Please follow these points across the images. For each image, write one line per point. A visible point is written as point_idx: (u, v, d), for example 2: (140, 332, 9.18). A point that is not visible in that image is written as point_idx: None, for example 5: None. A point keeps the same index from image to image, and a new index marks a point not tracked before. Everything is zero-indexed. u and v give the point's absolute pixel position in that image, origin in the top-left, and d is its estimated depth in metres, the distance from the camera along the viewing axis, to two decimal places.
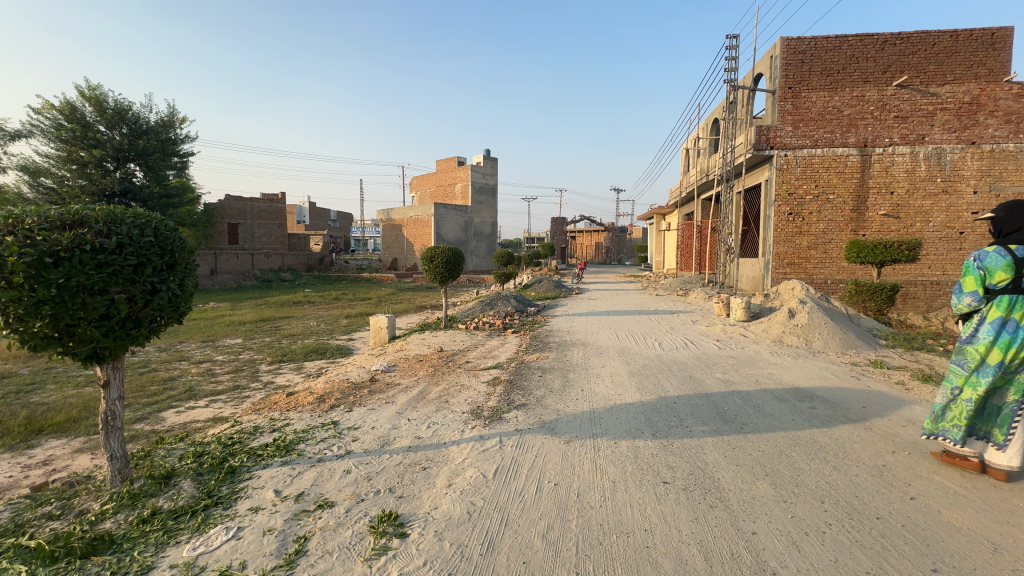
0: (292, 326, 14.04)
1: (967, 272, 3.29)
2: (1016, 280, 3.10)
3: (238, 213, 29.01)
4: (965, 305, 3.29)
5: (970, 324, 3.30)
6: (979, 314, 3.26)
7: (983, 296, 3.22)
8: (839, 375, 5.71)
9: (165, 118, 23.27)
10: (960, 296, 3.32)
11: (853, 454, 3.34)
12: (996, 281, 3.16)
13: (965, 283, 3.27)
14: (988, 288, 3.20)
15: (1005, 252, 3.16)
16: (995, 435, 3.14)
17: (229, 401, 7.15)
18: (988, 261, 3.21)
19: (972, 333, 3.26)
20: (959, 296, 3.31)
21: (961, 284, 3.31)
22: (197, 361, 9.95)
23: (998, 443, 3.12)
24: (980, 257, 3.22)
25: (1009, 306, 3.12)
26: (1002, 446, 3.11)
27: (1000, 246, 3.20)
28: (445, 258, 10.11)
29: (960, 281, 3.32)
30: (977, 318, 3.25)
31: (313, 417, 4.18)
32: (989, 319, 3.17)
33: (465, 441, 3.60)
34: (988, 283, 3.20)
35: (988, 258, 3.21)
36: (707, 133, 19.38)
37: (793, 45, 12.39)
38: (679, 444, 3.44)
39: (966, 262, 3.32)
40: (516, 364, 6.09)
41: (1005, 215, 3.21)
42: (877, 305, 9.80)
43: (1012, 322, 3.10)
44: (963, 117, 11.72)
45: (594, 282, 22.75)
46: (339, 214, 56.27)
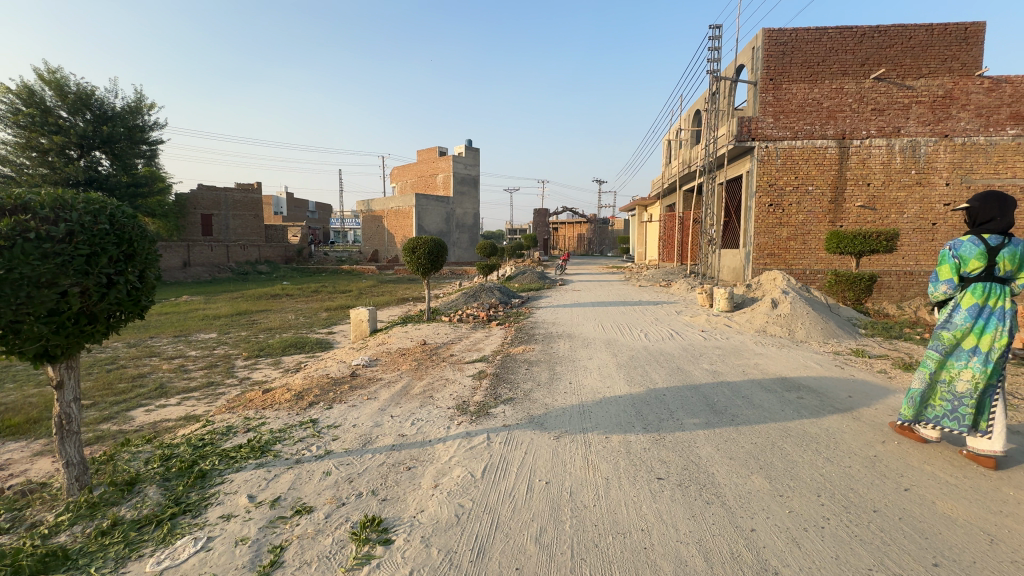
0: (269, 319, 13.65)
1: (943, 261, 3.31)
2: (989, 268, 3.14)
3: (212, 204, 28.44)
4: (941, 292, 3.31)
5: (944, 311, 3.33)
6: (953, 301, 3.28)
7: (957, 284, 3.25)
8: (822, 365, 5.74)
9: (132, 104, 22.29)
10: (936, 285, 3.34)
11: (844, 445, 3.31)
12: (970, 269, 3.18)
13: (941, 271, 3.29)
14: (962, 276, 3.24)
15: (979, 241, 3.19)
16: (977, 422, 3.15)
17: (203, 398, 6.87)
18: (963, 250, 3.23)
19: (947, 319, 3.28)
20: (935, 284, 3.33)
21: (937, 273, 3.33)
22: (169, 356, 9.57)
23: (982, 431, 3.12)
24: (955, 246, 3.24)
25: (985, 293, 3.16)
26: (986, 433, 3.11)
27: (973, 235, 3.23)
28: (427, 249, 9.90)
29: (936, 269, 3.34)
30: (952, 304, 3.27)
31: (291, 415, 3.98)
32: (966, 305, 3.19)
33: (452, 438, 3.46)
34: (962, 272, 3.23)
35: (963, 247, 3.24)
36: (689, 124, 19.42)
37: (774, 37, 12.43)
38: (672, 438, 3.37)
39: (942, 251, 3.34)
40: (502, 357, 5.97)
41: (978, 204, 3.21)
42: (855, 295, 9.97)
43: (987, 308, 3.14)
44: (938, 110, 11.93)
45: (578, 273, 22.77)
46: (318, 206, 55.19)
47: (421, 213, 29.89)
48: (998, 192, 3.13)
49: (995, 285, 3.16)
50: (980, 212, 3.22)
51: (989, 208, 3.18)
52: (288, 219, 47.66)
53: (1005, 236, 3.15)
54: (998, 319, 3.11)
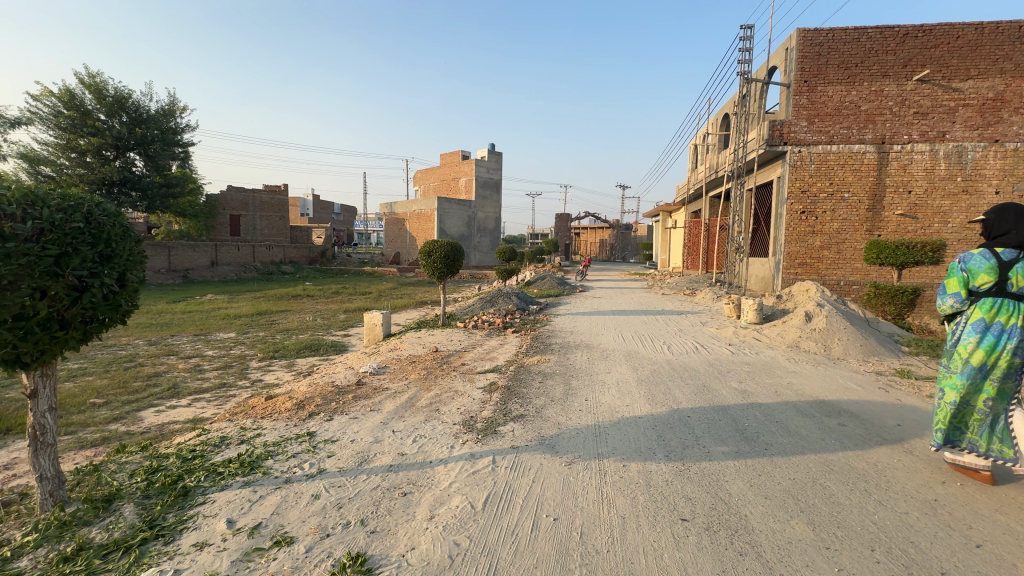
0: (288, 320, 13.67)
1: (952, 273, 3.39)
2: (999, 283, 3.19)
3: (240, 205, 29.08)
4: (949, 306, 3.40)
5: (954, 327, 3.36)
6: (963, 315, 3.33)
7: (966, 297, 3.33)
8: (864, 387, 5.26)
9: (166, 107, 22.91)
10: (945, 298, 3.43)
11: (898, 486, 2.90)
12: (979, 283, 3.25)
13: (949, 284, 3.38)
14: (971, 290, 3.31)
15: (989, 255, 3.25)
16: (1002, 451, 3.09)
17: (213, 400, 6.78)
18: (972, 263, 3.30)
19: (956, 335, 3.31)
20: (944, 297, 3.43)
21: (946, 286, 3.42)
22: (186, 355, 9.61)
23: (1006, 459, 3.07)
24: (964, 259, 3.32)
25: (992, 308, 3.19)
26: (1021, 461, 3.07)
27: (986, 248, 3.30)
28: (444, 252, 9.70)
29: (946, 283, 3.43)
30: (961, 319, 3.33)
31: (288, 427, 3.77)
32: (972, 321, 3.23)
33: (454, 460, 3.19)
34: (971, 285, 3.30)
35: (972, 260, 3.30)
36: (717, 128, 18.83)
37: (809, 37, 11.85)
38: (698, 470, 3.01)
39: (952, 264, 3.42)
40: (515, 368, 5.69)
41: (995, 217, 3.34)
42: (897, 309, 9.32)
43: (995, 325, 3.16)
44: (987, 114, 11.19)
45: (599, 279, 22.29)
46: (343, 209, 56.19)
47: (442, 216, 29.92)
48: (1014, 204, 3.24)
49: (1006, 301, 3.17)
50: (996, 224, 3.33)
51: (1004, 220, 3.29)
52: (314, 220, 48.53)
53: (1019, 250, 3.20)
54: (1006, 336, 3.13)
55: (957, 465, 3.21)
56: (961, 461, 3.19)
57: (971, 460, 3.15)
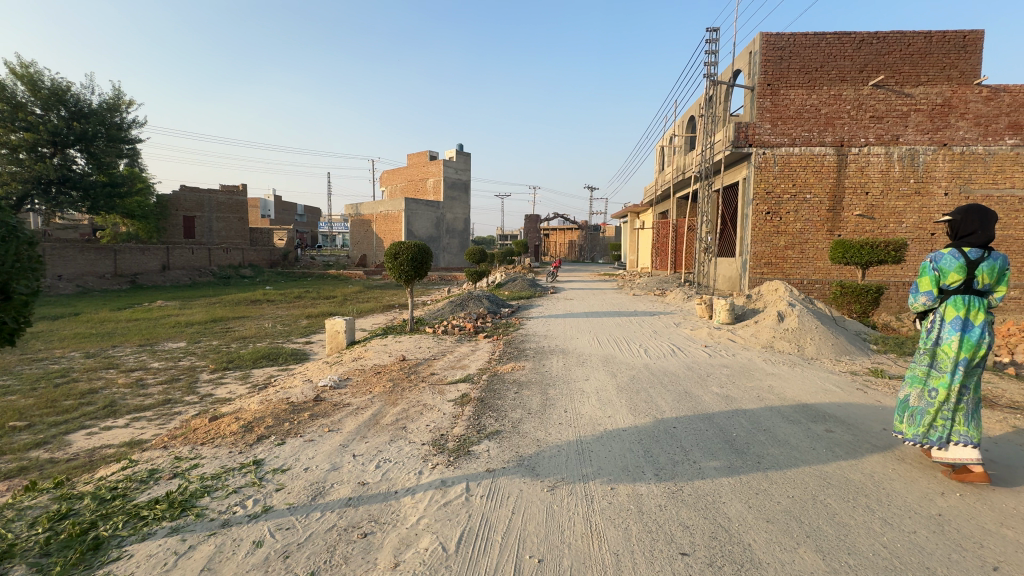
0: (244, 327, 12.84)
1: (923, 273, 3.31)
2: (968, 281, 3.15)
3: (195, 206, 27.60)
4: (921, 304, 3.32)
5: (928, 324, 3.32)
6: (935, 313, 3.28)
7: (937, 296, 3.26)
8: (843, 388, 5.18)
9: (109, 101, 21.36)
10: (916, 296, 3.35)
11: (899, 500, 2.73)
12: (949, 281, 3.19)
13: (920, 283, 3.30)
14: (942, 288, 3.24)
15: (959, 254, 3.19)
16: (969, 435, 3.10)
17: (155, 420, 6.13)
18: (942, 263, 3.24)
19: (932, 333, 3.25)
20: (915, 295, 3.34)
21: (917, 285, 3.34)
22: (128, 368, 8.79)
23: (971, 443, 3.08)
24: (935, 258, 3.24)
25: (964, 306, 3.16)
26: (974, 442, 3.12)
27: (954, 248, 3.24)
28: (411, 255, 9.25)
29: (916, 282, 3.34)
30: (935, 317, 3.27)
31: (230, 455, 3.31)
32: (949, 319, 3.18)
33: (423, 489, 2.82)
34: (942, 284, 3.24)
35: (943, 259, 3.24)
36: (684, 131, 19.07)
37: (772, 41, 12.05)
38: (691, 490, 2.76)
39: (922, 263, 3.34)
40: (488, 377, 5.34)
41: (960, 218, 3.23)
42: (862, 308, 9.49)
43: (970, 322, 3.14)
44: (936, 119, 11.62)
45: (570, 280, 22.17)
46: (307, 210, 54.54)
47: (410, 218, 29.26)
48: (979, 205, 3.13)
49: (973, 297, 3.16)
50: (962, 225, 3.23)
51: (969, 221, 3.18)
52: (276, 221, 46.77)
53: (985, 249, 3.16)
54: (979, 332, 3.12)
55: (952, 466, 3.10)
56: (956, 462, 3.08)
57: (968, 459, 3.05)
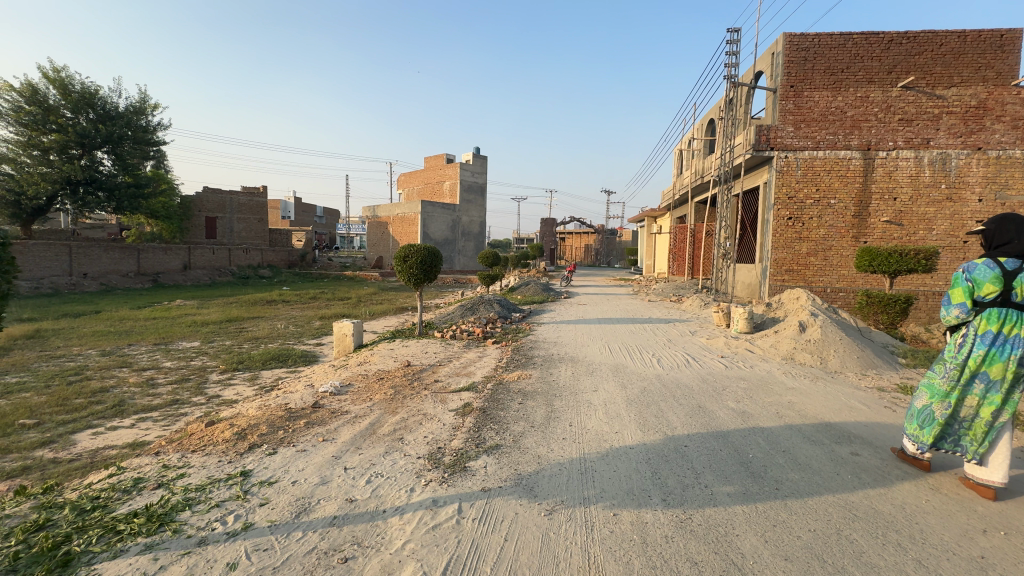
0: (258, 328, 12.92)
1: (955, 283, 3.16)
2: (1005, 293, 2.98)
3: (216, 207, 28.14)
4: (954, 317, 3.16)
5: (958, 337, 3.16)
6: (968, 326, 3.12)
7: (971, 308, 3.10)
8: (870, 406, 4.86)
9: (136, 104, 21.89)
10: (948, 309, 3.18)
11: (934, 537, 2.46)
12: (984, 293, 3.04)
13: (953, 294, 3.15)
14: (976, 300, 3.08)
15: (993, 264, 3.05)
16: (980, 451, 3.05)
17: (160, 421, 6.12)
18: (976, 273, 3.10)
19: (964, 347, 3.10)
20: (947, 307, 3.17)
21: (949, 296, 3.18)
22: (141, 367, 8.86)
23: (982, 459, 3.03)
24: (969, 268, 3.11)
25: (1000, 320, 3.01)
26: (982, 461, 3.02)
27: (989, 258, 3.09)
28: (421, 258, 9.15)
29: (948, 293, 3.19)
30: (967, 331, 3.12)
31: (219, 465, 3.20)
32: (981, 332, 3.04)
33: (412, 509, 2.65)
34: (976, 296, 3.08)
35: (977, 270, 3.10)
36: (703, 134, 18.69)
37: (796, 42, 11.68)
38: (701, 520, 2.54)
39: (954, 274, 3.21)
40: (493, 386, 5.17)
41: (995, 227, 3.11)
42: (889, 318, 9.06)
43: (1002, 336, 3.00)
44: (970, 121, 11.08)
45: (585, 285, 21.88)
46: (326, 213, 55.27)
47: (425, 220, 29.35)
48: (1016, 214, 3.02)
49: (1010, 311, 3.00)
50: (997, 234, 3.11)
51: (1006, 231, 3.06)
52: (296, 223, 47.44)
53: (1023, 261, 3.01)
54: (1010, 347, 2.99)
55: (970, 480, 3.07)
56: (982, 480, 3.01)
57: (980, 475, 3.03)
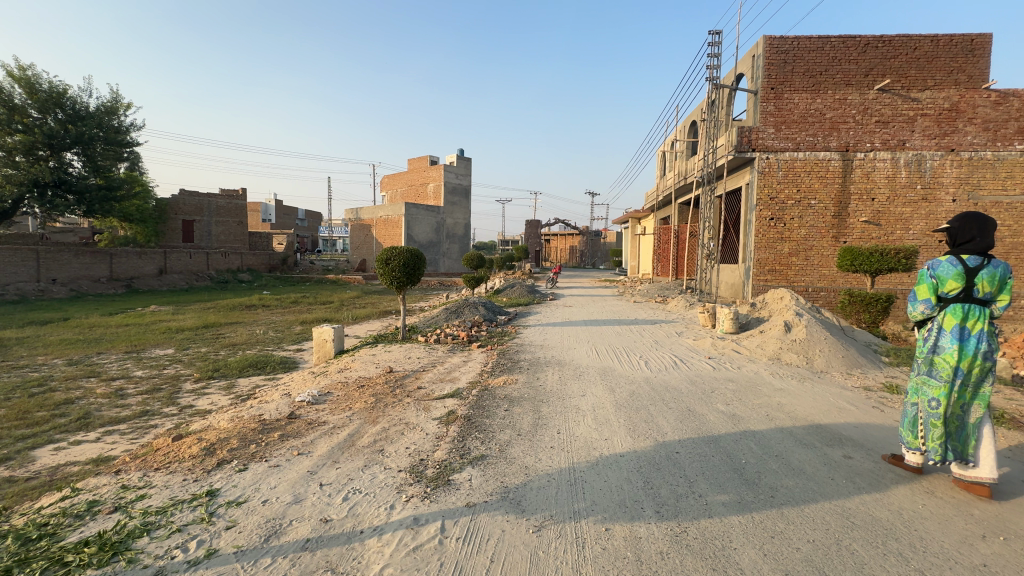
0: (236, 334, 12.51)
1: (920, 280, 3.22)
2: (967, 289, 3.03)
3: (193, 210, 27.43)
4: (919, 312, 3.21)
5: (926, 332, 3.20)
6: (934, 322, 3.16)
7: (936, 304, 3.15)
8: (858, 406, 4.83)
9: (108, 104, 21.14)
10: (914, 304, 3.25)
11: (935, 545, 2.38)
12: (948, 289, 3.08)
13: (917, 291, 3.21)
14: (940, 296, 3.13)
15: (956, 261, 3.09)
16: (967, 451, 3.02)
17: (128, 434, 5.78)
18: (940, 270, 3.14)
19: (933, 342, 3.14)
20: (913, 303, 3.24)
21: (915, 293, 3.24)
22: (110, 376, 8.46)
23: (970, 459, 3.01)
24: (932, 265, 3.16)
25: (964, 315, 3.04)
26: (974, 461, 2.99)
27: (952, 255, 3.14)
28: (404, 260, 8.94)
29: (914, 289, 3.26)
30: (932, 326, 3.16)
31: (183, 484, 2.98)
32: (948, 327, 3.06)
33: (391, 528, 2.48)
34: (940, 292, 3.13)
35: (940, 267, 3.14)
36: (686, 136, 18.83)
37: (776, 44, 11.79)
38: (697, 533, 2.42)
39: (921, 271, 3.25)
40: (478, 392, 5.00)
41: (959, 225, 3.15)
42: (871, 317, 9.15)
43: (969, 330, 3.03)
44: (943, 123, 11.31)
45: (571, 286, 21.83)
46: (307, 215, 54.43)
47: (409, 223, 29.04)
48: (979, 213, 3.05)
49: (973, 306, 3.04)
50: (961, 231, 3.14)
51: (969, 228, 3.09)
52: (277, 226, 46.54)
53: (985, 257, 3.05)
54: (978, 342, 3.01)
55: (961, 480, 3.04)
56: (968, 477, 3.00)
57: (971, 474, 3.00)
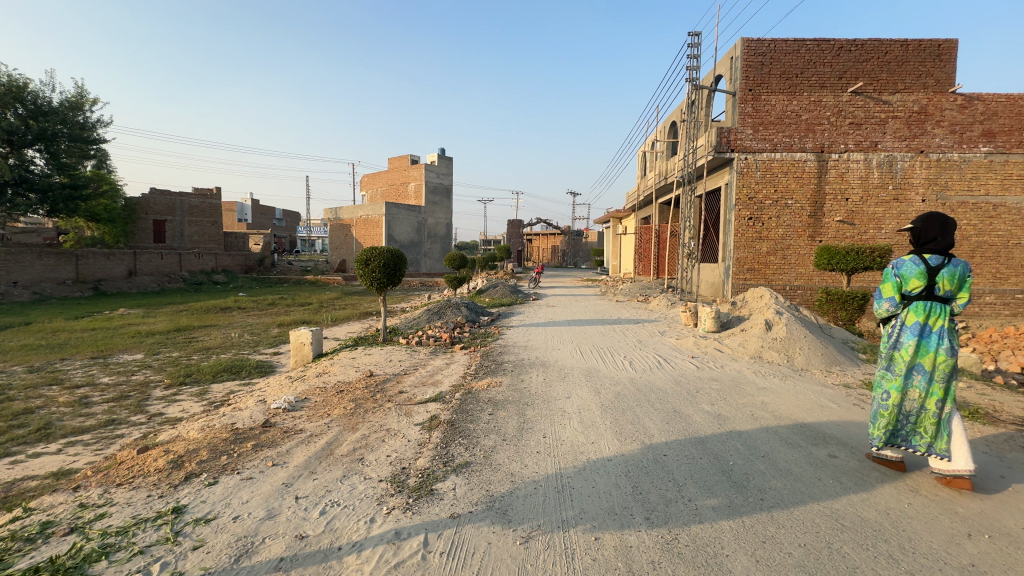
0: (209, 337, 12.10)
1: (885, 279, 3.28)
2: (929, 287, 3.13)
3: (165, 209, 26.56)
4: (884, 310, 3.28)
5: (889, 329, 3.31)
6: (897, 319, 3.26)
7: (900, 302, 3.23)
8: (839, 404, 4.87)
9: (72, 99, 20.29)
10: (880, 302, 3.30)
11: (924, 546, 2.37)
12: (911, 287, 3.17)
13: (883, 289, 3.26)
14: (904, 294, 3.22)
15: (919, 261, 3.18)
16: (934, 445, 3.11)
17: (92, 444, 5.48)
18: (904, 269, 3.22)
19: (894, 338, 3.25)
20: (878, 301, 3.30)
21: (880, 291, 3.30)
22: (74, 384, 8.06)
23: (940, 454, 3.08)
24: (897, 264, 3.23)
25: (925, 313, 3.15)
26: (945, 455, 3.07)
27: (915, 254, 3.23)
28: (384, 261, 8.76)
29: (879, 287, 3.31)
30: (895, 322, 3.26)
31: (147, 501, 2.80)
32: (910, 324, 3.18)
33: (371, 544, 2.36)
34: (903, 290, 3.22)
35: (904, 266, 3.22)
36: (666, 136, 19.00)
37: (753, 46, 11.95)
38: (688, 540, 2.36)
39: (885, 270, 3.32)
40: (461, 396, 4.88)
41: (922, 224, 3.24)
42: (848, 315, 9.33)
43: (929, 327, 3.14)
44: (913, 126, 11.60)
45: (553, 286, 21.80)
46: (285, 215, 53.33)
47: (390, 222, 28.66)
48: (940, 213, 3.16)
49: (934, 304, 3.15)
50: (923, 231, 3.23)
51: (931, 228, 3.19)
52: (253, 226, 45.44)
53: (945, 256, 3.16)
54: (937, 339, 3.12)
55: (942, 476, 3.09)
56: (948, 472, 3.05)
57: (948, 468, 3.06)
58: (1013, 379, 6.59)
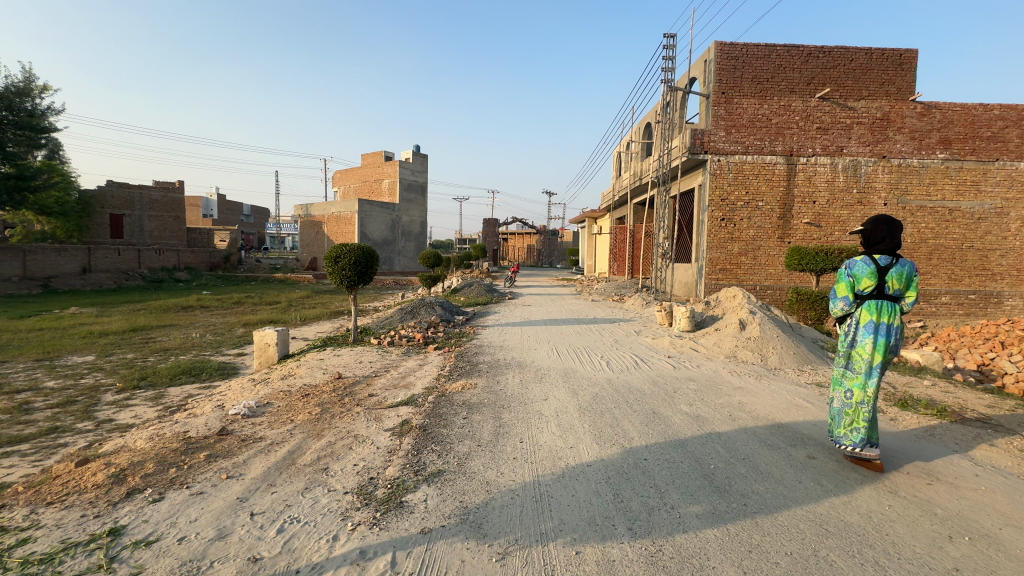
0: (168, 338, 11.47)
1: (839, 279, 3.33)
2: (879, 287, 3.18)
3: (123, 203, 25.21)
4: (839, 309, 3.33)
5: (846, 328, 3.35)
6: (852, 318, 3.30)
7: (853, 301, 3.28)
8: (813, 403, 4.90)
9: (19, 85, 18.95)
10: (835, 301, 3.35)
11: (908, 550, 2.33)
12: (863, 287, 3.21)
13: (838, 288, 3.32)
14: (857, 293, 3.26)
15: (870, 261, 3.22)
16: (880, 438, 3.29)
17: (30, 455, 5.02)
18: (856, 269, 3.26)
19: (850, 336, 3.29)
20: (833, 300, 3.35)
21: (834, 290, 3.35)
22: (15, 389, 7.45)
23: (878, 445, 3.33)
24: (850, 265, 3.26)
25: (879, 311, 3.19)
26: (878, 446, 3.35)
27: (866, 255, 3.27)
28: (353, 258, 8.44)
29: (833, 287, 3.36)
30: (851, 322, 3.30)
31: (81, 523, 2.51)
32: (864, 323, 3.22)
33: (333, 566, 2.16)
34: (856, 290, 3.26)
35: (856, 266, 3.26)
36: (641, 137, 19.12)
37: (726, 50, 12.05)
38: (673, 551, 2.25)
39: (839, 270, 3.36)
40: (434, 399, 4.67)
41: (870, 227, 3.27)
42: (816, 315, 9.53)
43: (883, 325, 3.18)
44: (876, 132, 12.00)
45: (529, 285, 21.73)
46: (253, 211, 51.60)
47: (362, 220, 28.01)
48: (886, 215, 3.19)
49: (886, 302, 3.20)
50: (872, 234, 3.26)
51: (879, 230, 3.22)
52: (219, 222, 43.79)
53: (893, 256, 3.22)
54: (890, 336, 3.19)
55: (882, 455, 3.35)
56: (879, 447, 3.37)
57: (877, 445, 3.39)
58: (971, 376, 6.82)
